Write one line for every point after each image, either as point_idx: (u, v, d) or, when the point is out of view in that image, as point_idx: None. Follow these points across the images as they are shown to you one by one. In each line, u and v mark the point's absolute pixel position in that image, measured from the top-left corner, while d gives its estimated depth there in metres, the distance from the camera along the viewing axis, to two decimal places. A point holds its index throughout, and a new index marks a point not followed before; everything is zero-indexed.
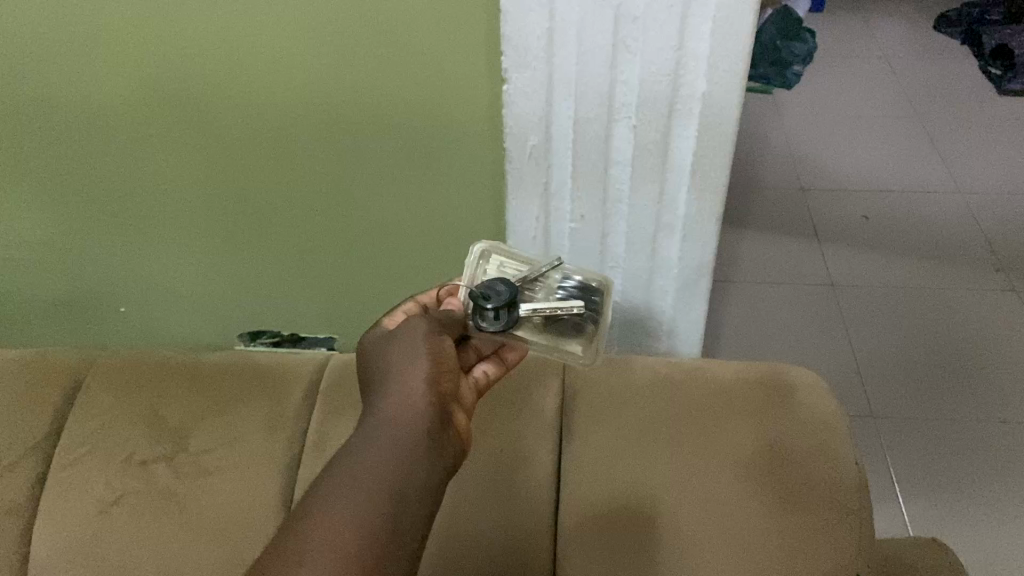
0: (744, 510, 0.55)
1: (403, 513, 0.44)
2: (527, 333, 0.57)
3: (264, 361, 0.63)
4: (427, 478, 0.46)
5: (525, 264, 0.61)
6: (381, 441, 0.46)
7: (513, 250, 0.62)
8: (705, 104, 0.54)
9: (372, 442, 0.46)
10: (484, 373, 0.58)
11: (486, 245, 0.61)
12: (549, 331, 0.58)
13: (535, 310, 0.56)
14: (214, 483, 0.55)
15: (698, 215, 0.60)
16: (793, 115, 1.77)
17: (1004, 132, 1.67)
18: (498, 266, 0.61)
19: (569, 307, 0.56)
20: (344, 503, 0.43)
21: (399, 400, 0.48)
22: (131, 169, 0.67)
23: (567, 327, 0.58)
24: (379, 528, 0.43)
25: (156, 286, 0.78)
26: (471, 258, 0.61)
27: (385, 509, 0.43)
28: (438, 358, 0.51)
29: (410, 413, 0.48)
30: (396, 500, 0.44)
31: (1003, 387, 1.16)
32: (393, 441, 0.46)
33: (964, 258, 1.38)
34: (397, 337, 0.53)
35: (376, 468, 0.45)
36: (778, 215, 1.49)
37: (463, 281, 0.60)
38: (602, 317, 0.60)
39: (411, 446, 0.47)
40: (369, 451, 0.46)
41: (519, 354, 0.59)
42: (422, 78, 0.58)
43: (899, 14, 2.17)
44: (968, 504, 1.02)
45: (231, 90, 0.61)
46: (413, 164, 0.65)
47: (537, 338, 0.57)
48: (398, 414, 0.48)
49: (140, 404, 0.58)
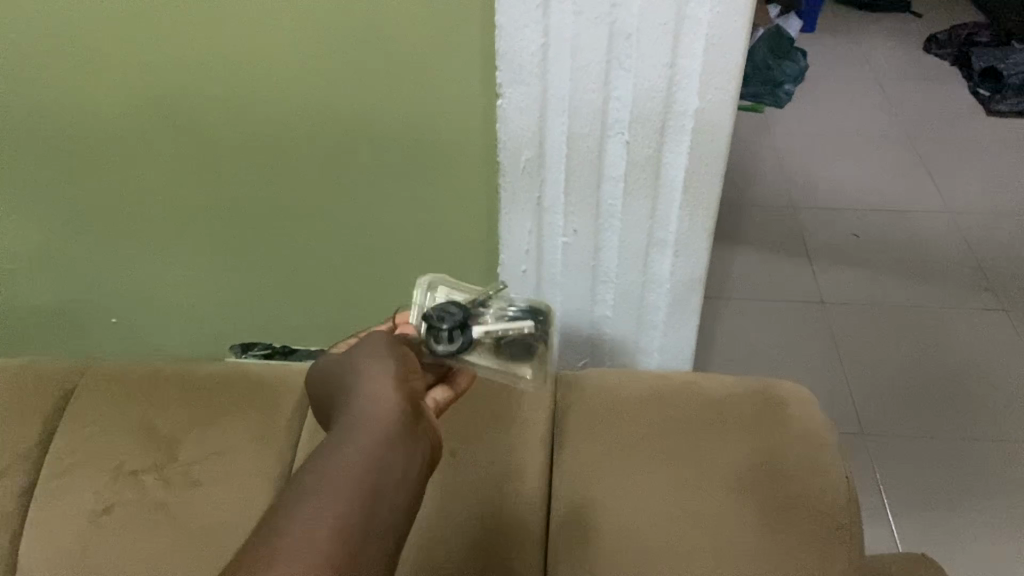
0: (732, 523, 0.55)
1: (381, 509, 0.42)
2: (477, 357, 0.53)
3: (258, 371, 0.66)
4: (404, 475, 0.44)
5: (472, 294, 0.58)
6: (356, 435, 0.44)
7: (461, 282, 0.60)
8: (697, 121, 0.59)
9: (345, 441, 0.44)
10: (432, 401, 0.55)
11: (434, 276, 0.59)
12: (502, 355, 0.53)
13: (488, 331, 0.52)
14: (203, 493, 0.57)
15: (689, 231, 0.66)
16: (787, 141, 1.90)
17: (996, 162, 1.79)
18: (447, 295, 0.58)
19: (522, 324, 0.53)
20: (317, 500, 0.40)
21: (371, 399, 0.46)
22: (147, 171, 0.72)
23: (519, 349, 0.54)
24: (357, 523, 0.40)
25: (156, 291, 0.84)
26: (418, 289, 0.58)
27: (361, 506, 0.41)
28: (405, 360, 0.50)
29: (385, 408, 0.46)
30: (373, 494, 0.42)
31: (986, 405, 1.24)
32: (371, 436, 0.44)
33: (950, 277, 1.49)
34: (359, 348, 0.51)
35: (350, 463, 0.42)
36: (772, 235, 1.61)
37: (412, 311, 0.57)
38: (550, 339, 0.57)
39: (389, 440, 0.44)
40: (345, 448, 0.43)
41: (470, 378, 0.56)
42: (419, 93, 0.64)
43: (895, 46, 2.33)
44: (952, 520, 1.08)
45: (241, 97, 0.66)
46: (410, 175, 0.71)
47: (488, 361, 0.53)
48: (373, 410, 0.46)
49: (132, 415, 0.61)
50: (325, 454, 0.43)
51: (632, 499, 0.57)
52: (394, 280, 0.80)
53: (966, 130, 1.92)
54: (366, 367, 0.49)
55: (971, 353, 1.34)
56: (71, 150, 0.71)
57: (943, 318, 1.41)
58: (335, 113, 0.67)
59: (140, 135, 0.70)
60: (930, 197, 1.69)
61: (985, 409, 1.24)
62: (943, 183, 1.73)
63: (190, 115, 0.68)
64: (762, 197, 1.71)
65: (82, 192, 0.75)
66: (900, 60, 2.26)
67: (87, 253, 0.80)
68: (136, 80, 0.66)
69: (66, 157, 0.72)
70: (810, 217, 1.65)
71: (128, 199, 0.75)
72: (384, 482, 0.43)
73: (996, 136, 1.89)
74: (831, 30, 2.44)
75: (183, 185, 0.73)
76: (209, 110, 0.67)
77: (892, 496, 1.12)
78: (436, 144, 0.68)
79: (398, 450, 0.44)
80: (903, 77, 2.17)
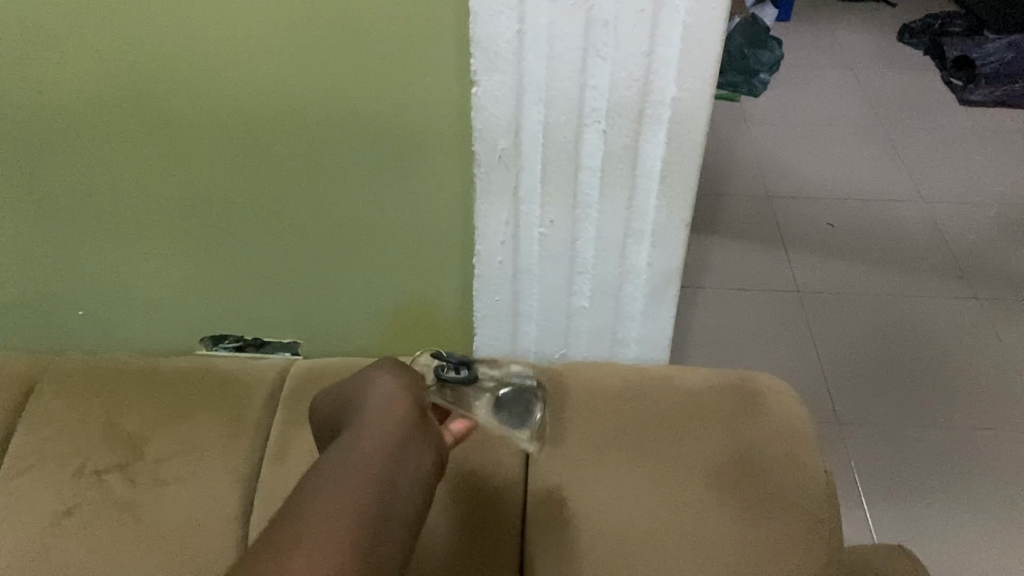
0: (711, 518, 0.55)
1: (392, 505, 0.46)
2: (481, 403, 0.56)
3: (225, 366, 0.65)
4: (415, 472, 0.48)
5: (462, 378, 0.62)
6: (367, 440, 0.48)
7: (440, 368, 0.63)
8: (674, 111, 0.58)
9: (358, 444, 0.48)
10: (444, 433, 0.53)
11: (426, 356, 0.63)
12: (502, 407, 0.57)
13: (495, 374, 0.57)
14: (170, 493, 0.56)
15: (667, 221, 0.65)
16: (762, 130, 1.90)
17: (968, 151, 1.81)
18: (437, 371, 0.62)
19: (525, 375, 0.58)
20: (328, 500, 0.44)
21: (382, 409, 0.50)
22: (110, 162, 0.70)
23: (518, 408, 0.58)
24: (369, 521, 0.44)
25: (120, 287, 0.81)
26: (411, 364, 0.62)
27: (373, 502, 0.45)
28: (412, 374, 0.55)
29: (394, 416, 0.50)
30: (383, 491, 0.46)
31: (957, 392, 1.25)
32: (381, 441, 0.48)
33: (923, 265, 1.50)
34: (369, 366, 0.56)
35: (361, 463, 0.46)
36: (747, 224, 1.61)
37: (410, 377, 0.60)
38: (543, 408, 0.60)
39: (399, 443, 0.48)
40: (357, 449, 0.48)
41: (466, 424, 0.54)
42: (392, 80, 0.63)
43: (868, 35, 2.34)
44: (925, 508, 1.09)
45: (207, 83, 0.64)
46: (382, 165, 0.69)
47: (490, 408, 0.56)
48: (382, 417, 0.50)
49: (95, 412, 0.60)
50: (338, 456, 0.47)
51: (610, 496, 0.56)
52: (367, 271, 0.78)
53: (938, 119, 1.93)
54: (375, 381, 0.53)
55: (943, 340, 1.35)
56: (29, 140, 0.69)
57: (916, 305, 1.42)
58: (305, 100, 0.65)
59: (104, 124, 0.68)
60: (903, 185, 1.70)
61: (956, 396, 1.25)
62: (917, 172, 1.74)
63: (155, 104, 0.66)
64: (737, 186, 1.71)
65: (42, 183, 0.72)
66: (874, 49, 2.26)
67: (48, 246, 0.78)
68: (99, 67, 0.63)
69: (25, 148, 0.69)
70: (785, 206, 1.65)
71: (91, 191, 0.73)
72: (393, 478, 0.47)
73: (968, 125, 1.91)
74: (806, 19, 2.45)
75: (149, 177, 0.71)
76: (174, 99, 0.65)
77: (867, 484, 1.12)
78: (409, 131, 0.66)
79: (406, 463, 0.48)
80: (876, 65, 2.18)
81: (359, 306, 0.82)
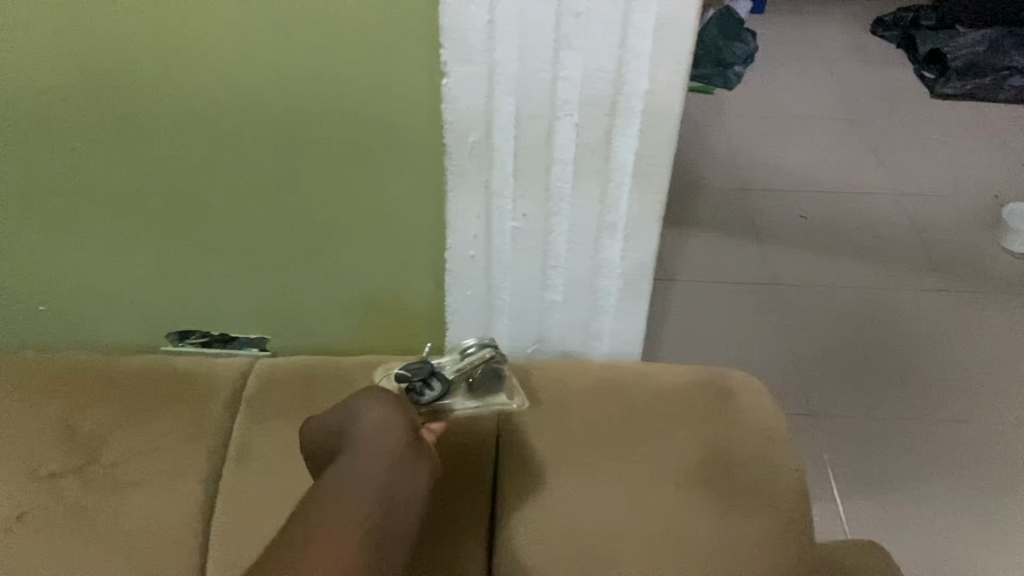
0: (684, 516, 0.54)
1: (393, 521, 0.48)
2: (458, 399, 0.57)
3: (188, 366, 0.63)
4: (413, 485, 0.50)
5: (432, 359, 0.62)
6: (366, 457, 0.50)
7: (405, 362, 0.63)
8: (648, 104, 0.57)
9: (359, 461, 0.50)
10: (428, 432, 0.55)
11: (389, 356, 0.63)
12: (477, 390, 0.58)
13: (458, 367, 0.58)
14: (128, 496, 0.54)
15: (640, 215, 0.64)
16: (736, 122, 1.90)
17: (940, 144, 1.82)
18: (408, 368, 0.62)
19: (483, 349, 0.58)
20: (334, 517, 0.46)
21: (379, 424, 0.52)
22: (70, 152, 0.68)
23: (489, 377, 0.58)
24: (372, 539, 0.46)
25: (80, 282, 0.79)
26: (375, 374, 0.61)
27: (376, 519, 0.47)
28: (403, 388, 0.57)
29: (392, 430, 0.52)
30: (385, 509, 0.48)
31: (928, 385, 1.26)
32: (380, 457, 0.50)
33: (895, 258, 1.51)
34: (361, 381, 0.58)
35: (363, 480, 0.49)
36: (721, 217, 1.61)
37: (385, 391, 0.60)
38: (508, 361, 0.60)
39: (398, 459, 0.51)
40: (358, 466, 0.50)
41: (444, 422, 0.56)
42: (360, 71, 0.61)
43: (842, 28, 2.35)
44: (896, 499, 1.10)
45: (170, 73, 0.62)
46: (351, 158, 0.68)
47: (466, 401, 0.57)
48: (380, 432, 0.52)
49: (50, 415, 0.58)
50: (339, 473, 0.50)
51: (581, 496, 0.55)
52: (336, 266, 0.77)
53: (911, 112, 1.94)
54: (369, 394, 0.55)
55: (914, 333, 1.36)
56: None
57: (888, 298, 1.42)
58: (271, 91, 0.63)
59: (62, 113, 0.65)
60: (876, 178, 1.71)
61: (927, 388, 1.26)
62: (889, 165, 1.75)
63: (116, 93, 0.64)
64: (712, 178, 1.71)
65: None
66: (847, 42, 2.27)
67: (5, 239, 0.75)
68: (57, 54, 0.61)
69: None
70: (759, 199, 1.65)
71: (49, 182, 0.70)
72: (394, 494, 0.49)
73: (939, 119, 1.92)
74: (780, 12, 2.45)
75: (110, 168, 0.69)
76: (135, 88, 0.63)
77: (839, 476, 1.13)
78: (378, 124, 0.65)
79: (405, 478, 0.50)
80: (850, 59, 2.18)
81: (327, 302, 0.80)
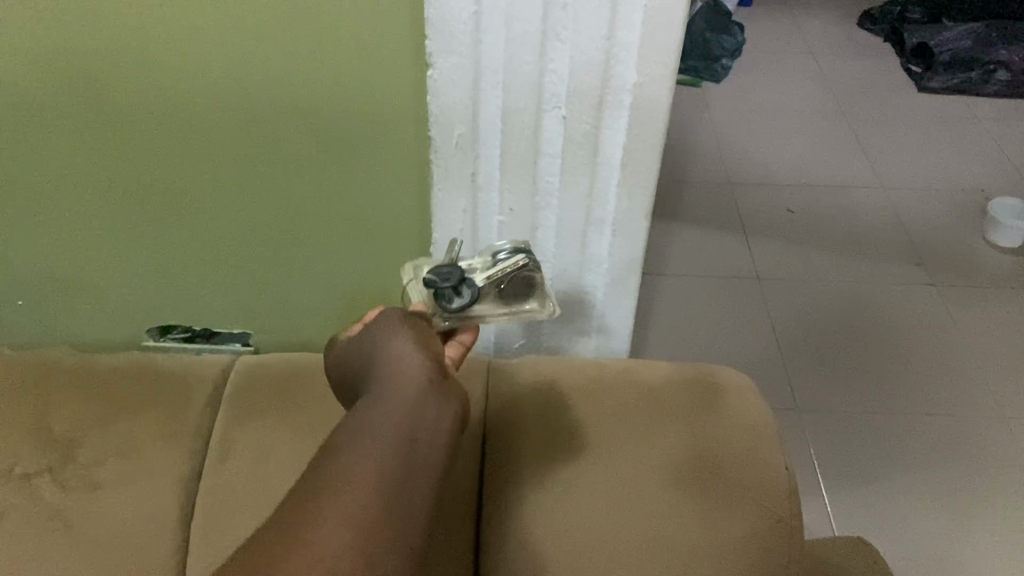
0: (671, 516, 0.53)
1: (418, 458, 0.43)
2: (488, 305, 0.58)
3: (167, 364, 0.62)
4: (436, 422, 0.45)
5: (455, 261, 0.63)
6: (389, 398, 0.45)
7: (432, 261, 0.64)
8: (636, 96, 0.56)
9: (380, 401, 0.45)
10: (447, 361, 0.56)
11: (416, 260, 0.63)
12: (505, 296, 0.58)
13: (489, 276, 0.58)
14: (107, 498, 0.53)
15: (628, 209, 0.63)
16: (723, 116, 1.90)
17: (925, 138, 1.82)
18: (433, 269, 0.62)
19: (515, 259, 0.58)
20: (357, 459, 0.42)
21: (399, 367, 0.48)
22: (45, 146, 0.66)
23: (519, 286, 0.58)
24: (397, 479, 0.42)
25: (58, 278, 0.78)
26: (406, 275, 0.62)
27: (399, 457, 0.42)
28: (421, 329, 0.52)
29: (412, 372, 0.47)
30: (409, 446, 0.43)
31: (913, 379, 1.26)
32: (403, 398, 0.45)
33: (880, 252, 1.51)
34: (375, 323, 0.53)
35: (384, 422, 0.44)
36: (708, 211, 1.60)
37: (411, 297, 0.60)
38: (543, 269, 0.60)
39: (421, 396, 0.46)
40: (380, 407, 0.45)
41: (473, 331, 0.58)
42: (343, 63, 0.60)
43: (828, 21, 2.35)
44: (881, 494, 1.10)
45: (148, 65, 0.61)
46: (334, 151, 0.66)
47: (495, 308, 0.58)
48: (402, 372, 0.47)
49: (24, 414, 0.56)
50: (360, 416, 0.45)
51: (568, 495, 0.54)
52: (319, 260, 0.76)
53: (896, 106, 1.94)
54: (385, 335, 0.51)
55: (899, 327, 1.36)
56: None
57: (873, 292, 1.42)
58: (253, 84, 0.62)
59: (38, 106, 0.64)
60: (862, 172, 1.71)
61: (912, 382, 1.26)
62: (875, 159, 1.75)
63: (92, 85, 0.62)
64: (698, 172, 1.71)
65: None
66: (834, 35, 2.27)
67: None
68: (31, 45, 0.60)
69: None
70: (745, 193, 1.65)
71: (25, 177, 0.69)
72: (417, 429, 0.44)
73: (925, 112, 1.92)
74: (767, 5, 2.44)
75: (87, 162, 0.68)
76: (113, 81, 0.62)
77: (825, 472, 1.13)
78: (361, 117, 0.64)
79: (429, 415, 0.45)
80: (836, 52, 2.18)
81: (311, 298, 0.79)
